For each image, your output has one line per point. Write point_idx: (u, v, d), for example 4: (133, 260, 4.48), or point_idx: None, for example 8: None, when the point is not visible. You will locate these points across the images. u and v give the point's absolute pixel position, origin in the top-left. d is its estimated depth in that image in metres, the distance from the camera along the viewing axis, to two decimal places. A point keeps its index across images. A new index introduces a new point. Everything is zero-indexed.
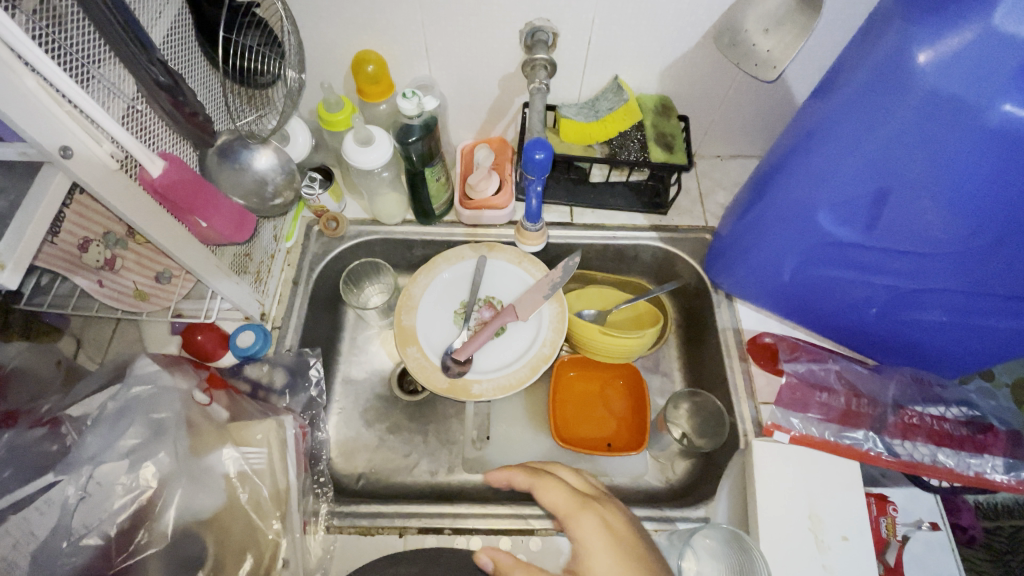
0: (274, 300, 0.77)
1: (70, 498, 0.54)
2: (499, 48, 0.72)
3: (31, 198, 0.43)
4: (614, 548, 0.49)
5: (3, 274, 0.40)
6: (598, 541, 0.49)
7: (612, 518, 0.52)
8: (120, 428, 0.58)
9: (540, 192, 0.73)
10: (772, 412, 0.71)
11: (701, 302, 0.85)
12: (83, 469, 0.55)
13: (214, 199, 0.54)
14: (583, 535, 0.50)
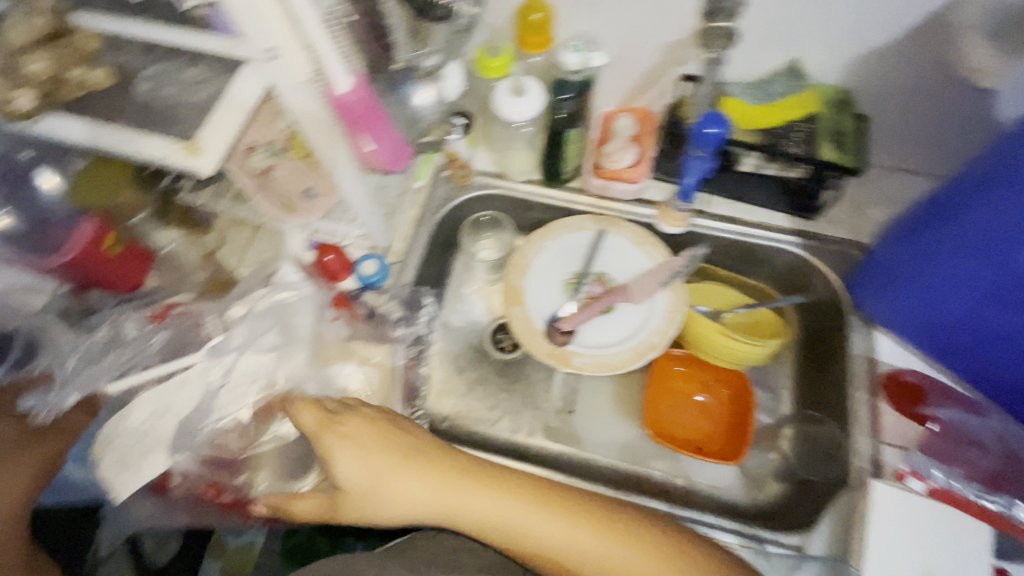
0: (397, 234, 0.79)
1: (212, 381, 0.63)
2: (674, 9, 0.67)
3: (225, 94, 0.44)
4: (365, 423, 0.57)
5: (195, 161, 0.41)
6: (341, 450, 0.56)
7: (356, 430, 0.57)
8: (256, 324, 0.67)
9: (705, 170, 0.68)
10: (913, 456, 0.65)
11: (830, 323, 0.77)
12: (228, 358, 0.64)
13: (382, 123, 0.56)
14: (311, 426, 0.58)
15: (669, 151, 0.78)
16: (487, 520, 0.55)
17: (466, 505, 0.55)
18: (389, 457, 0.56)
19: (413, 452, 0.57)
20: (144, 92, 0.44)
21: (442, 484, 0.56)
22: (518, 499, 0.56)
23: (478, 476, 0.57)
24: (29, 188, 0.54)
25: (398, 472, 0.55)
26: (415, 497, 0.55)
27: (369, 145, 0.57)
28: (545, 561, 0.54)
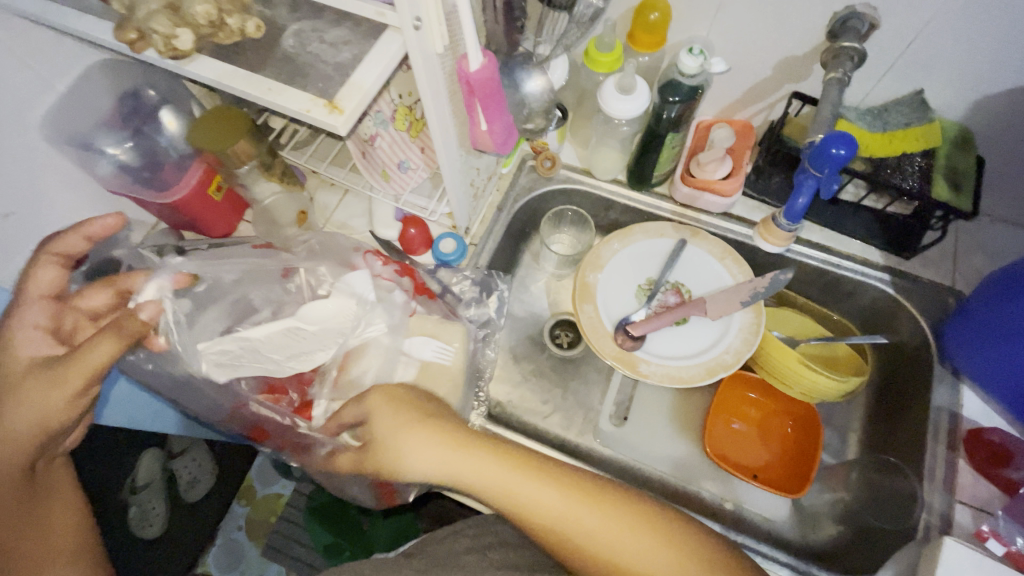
0: (478, 217, 0.80)
1: (305, 344, 0.58)
2: (800, 26, 0.65)
3: (369, 55, 0.45)
4: (389, 398, 0.53)
5: (336, 119, 0.43)
6: (378, 404, 0.53)
7: (396, 389, 0.54)
8: (341, 303, 0.59)
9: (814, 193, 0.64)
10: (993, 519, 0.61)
11: (912, 369, 0.73)
12: (320, 326, 0.58)
13: (502, 107, 0.55)
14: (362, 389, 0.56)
15: (763, 169, 0.78)
16: (500, 495, 0.49)
17: (478, 477, 0.50)
18: (412, 418, 0.52)
19: (438, 420, 0.52)
20: (290, 46, 0.47)
21: (463, 456, 0.50)
22: (537, 478, 0.50)
23: (501, 451, 0.51)
24: (157, 125, 0.66)
25: (418, 438, 0.51)
26: (443, 463, 0.50)
27: (483, 125, 0.57)
28: (560, 542, 0.49)
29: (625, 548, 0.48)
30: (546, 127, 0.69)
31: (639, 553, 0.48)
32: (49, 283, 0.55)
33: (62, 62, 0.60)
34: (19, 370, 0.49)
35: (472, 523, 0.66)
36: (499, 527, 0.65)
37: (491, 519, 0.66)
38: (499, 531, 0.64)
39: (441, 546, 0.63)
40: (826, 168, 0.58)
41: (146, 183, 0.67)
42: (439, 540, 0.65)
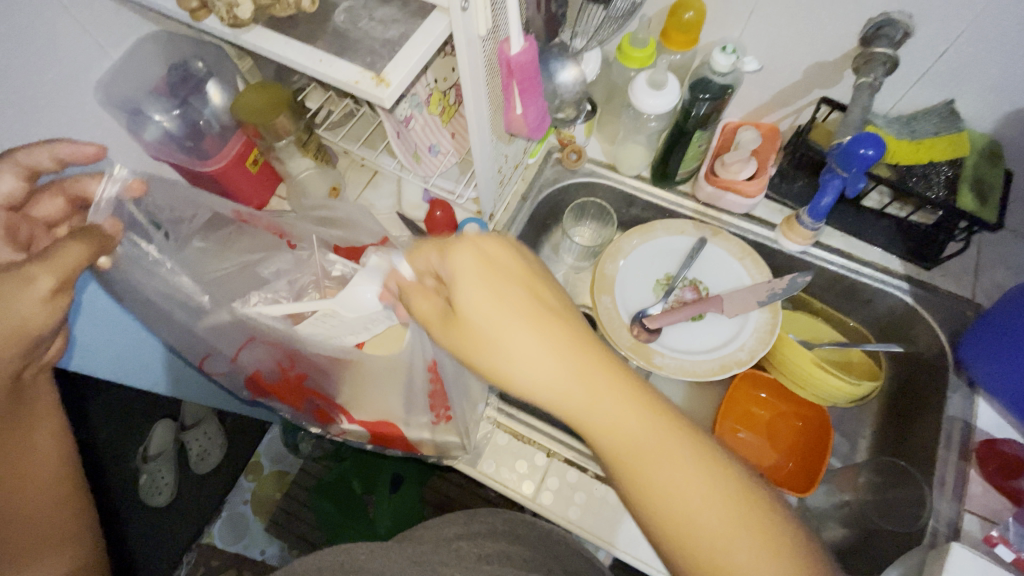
0: (503, 204, 0.81)
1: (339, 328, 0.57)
2: (833, 32, 0.66)
3: (417, 33, 0.47)
4: (516, 288, 0.45)
5: (385, 91, 0.45)
6: (469, 268, 0.45)
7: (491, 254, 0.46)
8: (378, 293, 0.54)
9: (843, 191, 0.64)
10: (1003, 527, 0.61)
11: (926, 379, 0.74)
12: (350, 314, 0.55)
13: (536, 93, 0.58)
14: (475, 268, 0.45)
15: (787, 172, 0.78)
16: (621, 450, 0.42)
17: (603, 419, 0.42)
18: (538, 321, 0.44)
19: (573, 338, 0.44)
20: (341, 22, 0.49)
21: (592, 389, 0.43)
22: (680, 459, 0.41)
23: (643, 408, 0.42)
24: (202, 97, 0.69)
25: (535, 346, 0.43)
26: (550, 382, 0.43)
27: (517, 109, 0.59)
28: (670, 535, 0.40)
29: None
30: (574, 118, 0.72)
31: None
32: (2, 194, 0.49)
33: (122, 32, 0.64)
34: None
35: (466, 515, 0.65)
36: (488, 520, 0.63)
37: (485, 513, 0.65)
38: (491, 524, 0.62)
39: (431, 535, 0.60)
40: (853, 167, 0.59)
41: (189, 152, 0.70)
42: (437, 529, 0.63)
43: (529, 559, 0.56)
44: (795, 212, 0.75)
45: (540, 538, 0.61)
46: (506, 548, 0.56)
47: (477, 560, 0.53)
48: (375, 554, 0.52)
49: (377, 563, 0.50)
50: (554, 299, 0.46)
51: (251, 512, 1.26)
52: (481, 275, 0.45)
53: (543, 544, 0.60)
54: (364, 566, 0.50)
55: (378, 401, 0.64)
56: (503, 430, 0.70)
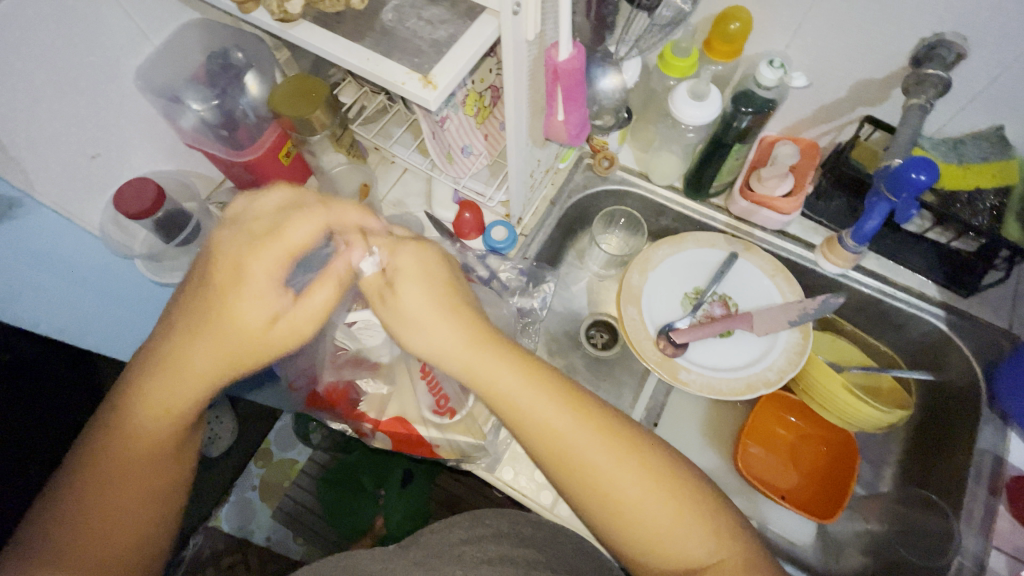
0: (532, 208, 0.80)
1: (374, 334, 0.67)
2: (884, 50, 0.63)
3: (465, 35, 0.46)
4: (426, 274, 0.50)
5: (431, 94, 0.44)
6: (405, 264, 0.50)
7: (422, 254, 0.51)
8: None
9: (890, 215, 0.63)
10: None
11: (957, 409, 0.72)
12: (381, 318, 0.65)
13: (580, 102, 0.57)
14: (394, 261, 0.50)
15: (825, 191, 0.77)
16: (509, 403, 0.48)
17: (494, 380, 0.48)
18: (454, 312, 0.49)
19: (469, 313, 0.50)
20: (389, 20, 0.49)
21: (482, 354, 0.49)
22: (555, 405, 0.48)
23: (526, 368, 0.49)
24: (240, 87, 0.68)
25: (444, 328, 0.49)
26: (450, 351, 0.49)
27: (560, 115, 0.59)
28: (551, 465, 0.48)
29: (626, 493, 0.46)
30: (613, 125, 0.72)
31: (637, 507, 0.45)
32: (274, 215, 0.48)
33: (161, 16, 0.65)
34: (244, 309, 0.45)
35: (471, 515, 0.60)
36: (493, 521, 0.58)
37: (489, 512, 0.60)
38: (495, 526, 0.58)
39: (437, 537, 0.57)
40: (904, 192, 0.58)
41: (224, 141, 0.69)
42: (435, 532, 0.59)
43: (534, 561, 0.52)
44: (836, 234, 0.73)
45: (546, 539, 0.57)
46: (509, 551, 0.53)
47: (480, 562, 0.51)
48: (379, 558, 0.53)
49: (380, 566, 0.51)
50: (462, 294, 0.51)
51: (258, 498, 1.27)
52: (414, 276, 0.49)
53: (549, 545, 0.56)
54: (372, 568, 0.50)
55: (403, 394, 0.68)
56: None
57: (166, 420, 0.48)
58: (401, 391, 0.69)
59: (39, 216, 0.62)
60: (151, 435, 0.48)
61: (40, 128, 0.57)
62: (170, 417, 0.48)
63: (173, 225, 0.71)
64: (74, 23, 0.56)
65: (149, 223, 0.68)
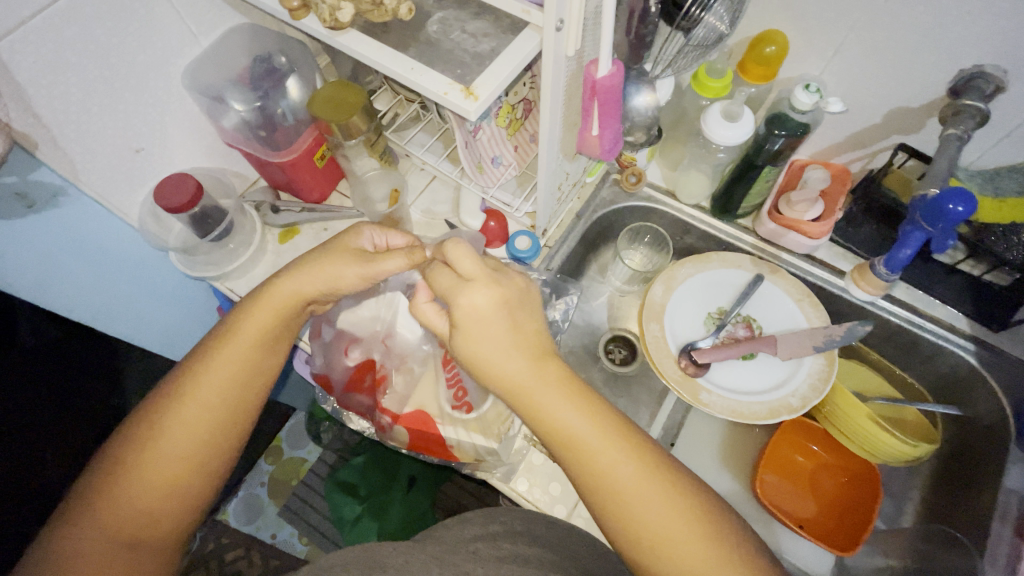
0: (557, 220, 0.80)
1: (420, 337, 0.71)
2: (921, 79, 0.63)
3: (507, 49, 0.47)
4: (499, 300, 0.47)
5: (473, 103, 0.45)
6: (480, 284, 0.47)
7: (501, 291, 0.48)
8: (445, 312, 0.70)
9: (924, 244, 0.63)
10: None
11: (984, 446, 0.69)
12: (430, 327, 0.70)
13: (615, 119, 0.59)
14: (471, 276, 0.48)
15: (855, 217, 0.76)
16: (571, 442, 0.45)
17: (555, 410, 0.45)
18: (515, 335, 0.47)
19: (532, 338, 0.47)
20: (434, 31, 0.50)
21: (543, 375, 0.46)
22: (613, 441, 0.44)
23: (588, 400, 0.46)
24: (282, 90, 0.69)
25: (509, 356, 0.46)
26: (506, 366, 0.46)
27: (594, 130, 0.61)
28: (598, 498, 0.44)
29: (685, 550, 0.42)
30: (642, 142, 0.72)
31: (684, 547, 0.42)
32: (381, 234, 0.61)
33: (212, 20, 0.67)
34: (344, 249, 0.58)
35: (486, 512, 0.60)
36: (507, 519, 0.58)
37: (503, 511, 0.60)
38: (510, 524, 0.57)
39: (450, 533, 0.57)
40: (939, 223, 0.57)
41: (262, 141, 0.71)
42: (451, 528, 0.58)
43: (549, 560, 0.52)
44: (869, 261, 0.72)
45: (559, 538, 0.57)
46: (524, 550, 0.52)
47: (497, 560, 0.50)
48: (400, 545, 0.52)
49: (401, 561, 0.49)
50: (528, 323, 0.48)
51: (266, 494, 1.28)
52: (490, 304, 0.47)
53: (562, 545, 0.55)
54: (387, 561, 0.49)
55: (425, 390, 0.69)
56: (538, 449, 0.69)
57: (191, 381, 0.51)
58: (422, 387, 0.69)
59: (81, 205, 0.66)
60: (167, 396, 0.50)
61: (87, 118, 0.59)
62: (209, 370, 0.51)
63: (207, 220, 0.73)
64: (130, 21, 0.58)
65: (185, 217, 0.70)
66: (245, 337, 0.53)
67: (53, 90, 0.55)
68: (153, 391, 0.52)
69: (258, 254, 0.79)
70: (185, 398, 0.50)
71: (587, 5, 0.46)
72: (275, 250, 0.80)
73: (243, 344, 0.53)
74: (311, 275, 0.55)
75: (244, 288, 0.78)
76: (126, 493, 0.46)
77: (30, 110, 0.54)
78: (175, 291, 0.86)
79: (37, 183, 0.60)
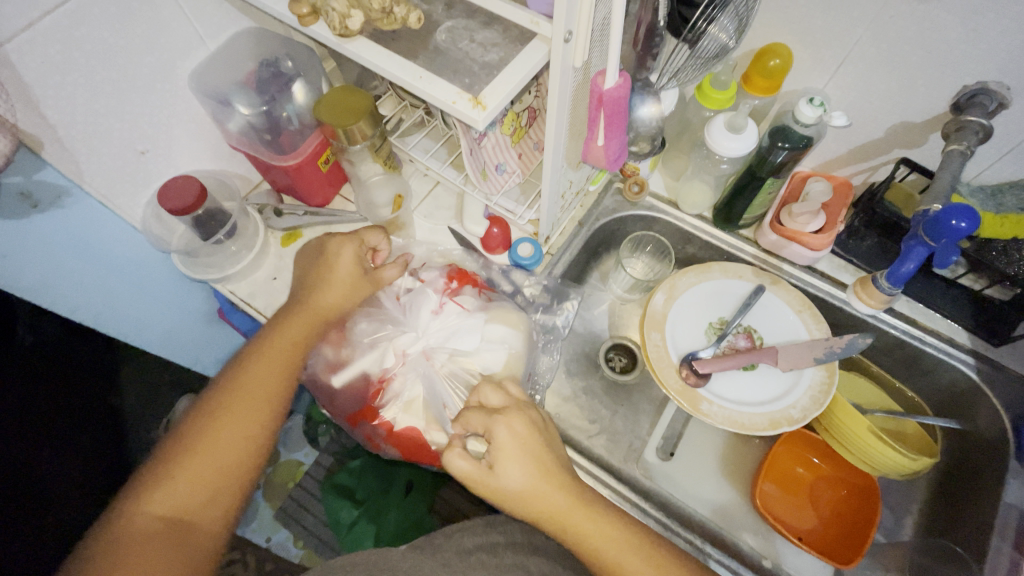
0: (559, 228, 0.81)
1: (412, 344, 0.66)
2: (924, 95, 0.64)
3: (515, 59, 0.47)
4: (530, 444, 0.52)
5: (479, 113, 0.45)
6: (511, 437, 0.51)
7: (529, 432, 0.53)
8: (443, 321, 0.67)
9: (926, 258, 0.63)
10: None
11: (983, 460, 0.69)
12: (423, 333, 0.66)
13: (619, 132, 0.59)
14: (502, 436, 0.51)
15: (857, 230, 0.76)
16: (615, 570, 0.50)
17: (596, 544, 0.51)
18: (548, 480, 0.51)
19: (561, 478, 0.52)
20: (442, 40, 0.51)
21: (577, 512, 0.51)
22: (650, 561, 0.51)
23: (619, 526, 0.52)
24: (288, 95, 0.69)
25: (548, 499, 0.51)
26: (547, 508, 0.51)
27: (599, 141, 0.61)
28: None
29: None
30: (647, 152, 0.72)
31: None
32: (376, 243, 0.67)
33: (219, 23, 0.67)
34: (344, 274, 0.64)
35: (484, 519, 0.59)
36: (506, 527, 0.57)
37: (502, 518, 0.59)
38: (509, 533, 0.56)
39: (449, 541, 0.56)
40: (942, 238, 0.58)
41: (267, 145, 0.71)
42: (449, 534, 0.57)
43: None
44: (872, 274, 0.72)
45: (560, 552, 0.56)
46: (526, 560, 0.53)
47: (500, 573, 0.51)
48: (399, 557, 0.53)
49: (411, 564, 0.52)
50: (556, 464, 0.53)
51: (261, 497, 1.28)
52: (524, 453, 0.51)
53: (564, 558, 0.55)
54: (399, 565, 0.52)
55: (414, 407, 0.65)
56: None
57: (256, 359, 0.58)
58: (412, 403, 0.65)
59: (84, 205, 0.65)
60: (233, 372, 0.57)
61: (95, 120, 0.59)
62: (268, 347, 0.59)
63: (211, 221, 0.73)
64: (139, 23, 0.58)
65: (189, 219, 0.70)
66: (298, 321, 0.61)
67: (61, 91, 0.55)
68: (193, 403, 0.55)
69: (260, 257, 0.79)
70: (251, 370, 0.57)
71: (594, 17, 0.46)
72: (277, 253, 0.80)
73: (279, 357, 0.58)
74: (333, 292, 0.63)
75: (246, 291, 0.78)
76: (201, 449, 0.52)
77: (38, 110, 0.54)
78: (177, 292, 0.86)
79: (42, 183, 0.59)
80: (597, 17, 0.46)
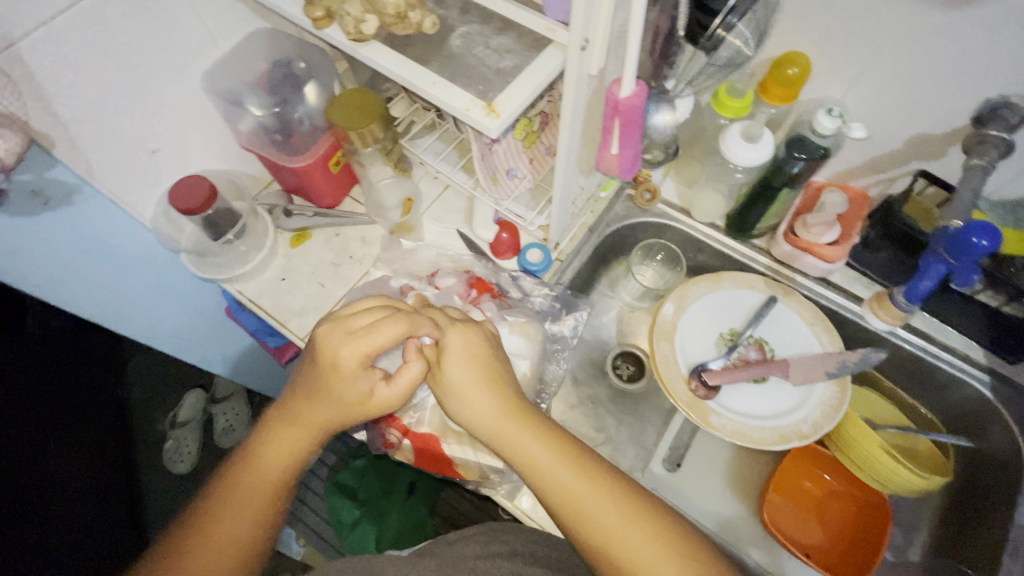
0: (569, 234, 0.80)
1: None
2: (945, 107, 0.62)
3: (531, 66, 0.47)
4: (473, 357, 0.51)
5: (493, 121, 0.44)
6: (453, 341, 0.52)
7: (474, 343, 0.52)
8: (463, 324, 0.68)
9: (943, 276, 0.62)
10: None
11: (996, 479, 0.68)
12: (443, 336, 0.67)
13: (632, 141, 0.58)
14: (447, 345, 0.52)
15: (873, 241, 0.75)
16: (540, 473, 0.47)
17: (523, 445, 0.48)
18: (486, 380, 0.51)
19: (505, 387, 0.51)
20: (457, 46, 0.50)
21: (513, 419, 0.49)
22: (586, 476, 0.47)
23: (557, 438, 0.49)
24: (300, 96, 0.69)
25: (481, 403, 0.50)
26: (484, 415, 0.50)
27: (613, 149, 0.60)
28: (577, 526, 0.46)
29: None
30: (661, 159, 0.74)
31: (636, 553, 0.44)
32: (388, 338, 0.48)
33: (232, 23, 0.66)
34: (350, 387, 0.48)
35: (488, 529, 0.59)
36: (509, 538, 0.57)
37: (506, 527, 0.59)
38: (512, 543, 0.56)
39: (451, 549, 0.56)
40: (962, 256, 0.56)
41: (277, 145, 0.71)
42: (454, 543, 0.58)
43: None
44: (887, 290, 0.71)
45: (561, 560, 0.56)
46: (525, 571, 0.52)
47: None
48: (395, 561, 0.54)
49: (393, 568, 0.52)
50: (501, 369, 0.52)
51: None
52: (466, 356, 0.51)
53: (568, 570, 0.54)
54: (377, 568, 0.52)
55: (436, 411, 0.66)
56: None
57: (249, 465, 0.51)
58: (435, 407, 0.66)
59: (96, 204, 0.65)
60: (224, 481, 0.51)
61: (106, 119, 0.59)
62: (261, 455, 0.52)
63: (219, 222, 0.73)
64: (151, 22, 0.58)
65: (199, 219, 0.70)
66: (293, 419, 0.53)
67: (71, 89, 0.55)
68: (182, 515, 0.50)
69: (269, 257, 0.78)
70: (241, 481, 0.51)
71: (612, 26, 0.45)
72: (285, 254, 0.80)
73: (260, 476, 0.51)
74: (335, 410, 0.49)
75: (254, 291, 0.77)
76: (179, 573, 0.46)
77: (49, 109, 0.53)
78: (185, 291, 0.86)
79: (54, 181, 0.59)
80: (614, 26, 0.45)
